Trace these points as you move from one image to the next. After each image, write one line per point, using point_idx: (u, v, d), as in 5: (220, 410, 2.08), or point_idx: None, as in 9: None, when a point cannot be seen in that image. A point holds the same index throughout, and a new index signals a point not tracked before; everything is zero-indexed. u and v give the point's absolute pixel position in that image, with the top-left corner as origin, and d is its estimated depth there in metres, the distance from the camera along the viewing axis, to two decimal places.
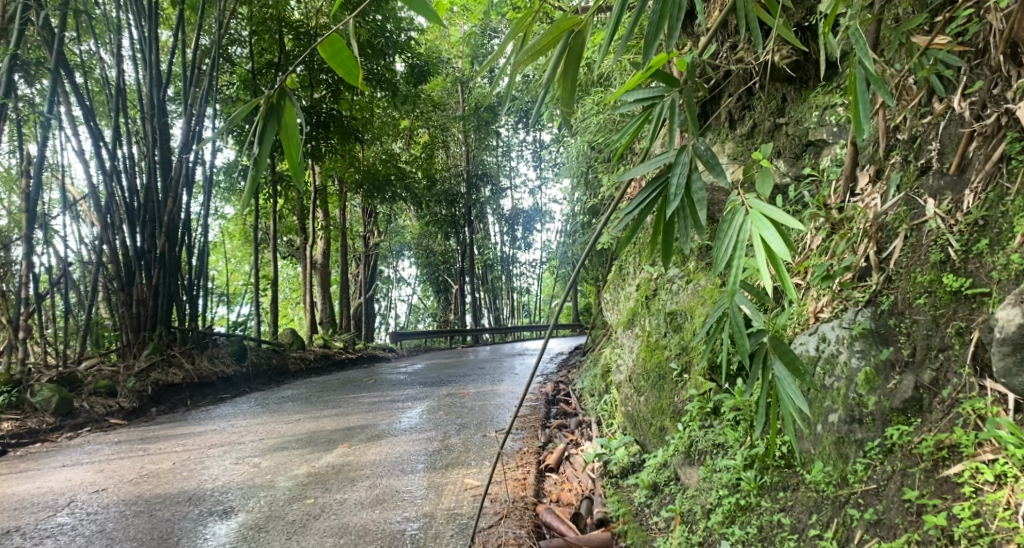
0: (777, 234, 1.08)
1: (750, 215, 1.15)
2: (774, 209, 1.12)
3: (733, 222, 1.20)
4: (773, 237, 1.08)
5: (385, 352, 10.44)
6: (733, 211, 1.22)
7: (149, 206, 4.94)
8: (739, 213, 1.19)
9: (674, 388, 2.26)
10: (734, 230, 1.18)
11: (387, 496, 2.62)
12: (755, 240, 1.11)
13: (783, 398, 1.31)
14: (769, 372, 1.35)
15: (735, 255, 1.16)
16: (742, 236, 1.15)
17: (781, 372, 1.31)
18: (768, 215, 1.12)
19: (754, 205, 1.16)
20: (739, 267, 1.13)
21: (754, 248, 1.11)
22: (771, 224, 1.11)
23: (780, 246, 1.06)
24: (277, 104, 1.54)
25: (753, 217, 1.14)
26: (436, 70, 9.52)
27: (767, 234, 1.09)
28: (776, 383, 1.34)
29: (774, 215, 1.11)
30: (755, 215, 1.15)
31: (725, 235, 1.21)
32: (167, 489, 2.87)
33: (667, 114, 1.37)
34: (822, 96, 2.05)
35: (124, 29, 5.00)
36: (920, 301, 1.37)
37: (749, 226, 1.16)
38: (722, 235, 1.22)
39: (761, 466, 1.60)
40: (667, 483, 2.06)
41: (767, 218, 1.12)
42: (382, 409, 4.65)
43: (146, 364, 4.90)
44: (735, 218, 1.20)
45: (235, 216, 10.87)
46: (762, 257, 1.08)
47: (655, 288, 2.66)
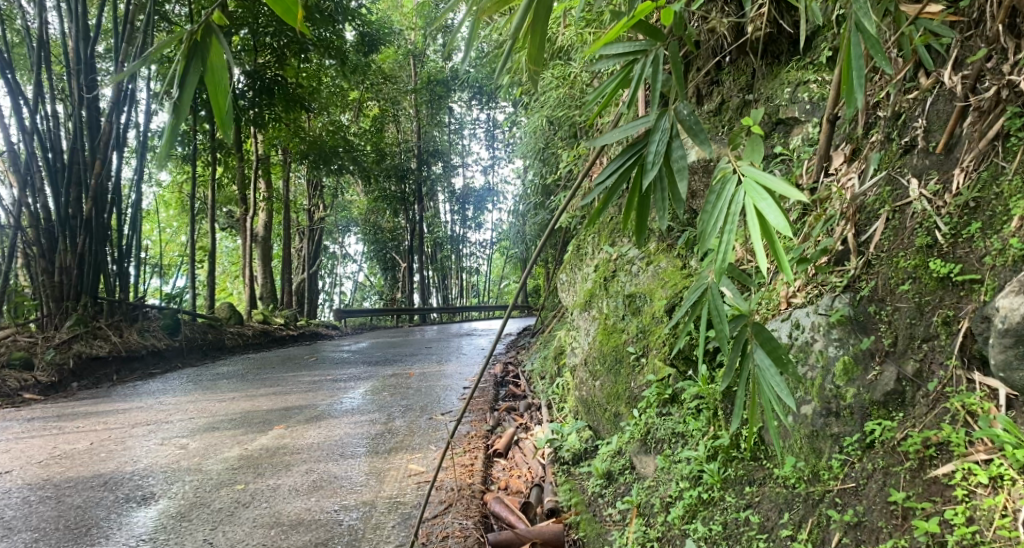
0: (776, 206, 0.95)
1: (743, 183, 1.03)
2: (770, 176, 1.00)
3: (723, 192, 1.07)
4: (770, 208, 0.96)
5: (328, 330, 10.09)
6: (723, 180, 1.09)
7: (74, 167, 4.47)
8: (730, 182, 1.07)
9: (631, 372, 2.15)
10: (725, 201, 1.05)
11: (324, 483, 2.44)
12: (748, 211, 0.99)
13: (763, 390, 1.20)
14: (749, 361, 1.24)
15: (724, 231, 1.03)
16: (733, 206, 1.02)
17: (762, 361, 1.20)
18: (764, 183, 0.99)
19: (747, 173, 1.04)
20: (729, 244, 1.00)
21: (747, 222, 0.98)
22: (766, 193, 0.99)
23: (779, 219, 0.93)
24: (202, 40, 1.26)
25: (746, 186, 1.02)
26: (388, 40, 9.09)
27: (763, 206, 0.97)
28: (756, 373, 1.22)
29: (773, 184, 0.99)
30: (748, 183, 1.02)
31: (712, 207, 1.08)
32: (80, 473, 2.59)
33: (650, 73, 1.20)
34: (795, 72, 1.94)
35: None
36: (904, 287, 1.28)
37: (743, 197, 1.03)
38: (709, 207, 1.09)
39: (724, 458, 1.52)
40: (622, 472, 1.97)
41: (760, 185, 1.00)
42: (323, 388, 4.42)
43: (68, 335, 4.48)
44: (725, 189, 1.07)
45: (171, 183, 10.19)
46: (756, 231, 0.96)
47: (614, 270, 2.55)
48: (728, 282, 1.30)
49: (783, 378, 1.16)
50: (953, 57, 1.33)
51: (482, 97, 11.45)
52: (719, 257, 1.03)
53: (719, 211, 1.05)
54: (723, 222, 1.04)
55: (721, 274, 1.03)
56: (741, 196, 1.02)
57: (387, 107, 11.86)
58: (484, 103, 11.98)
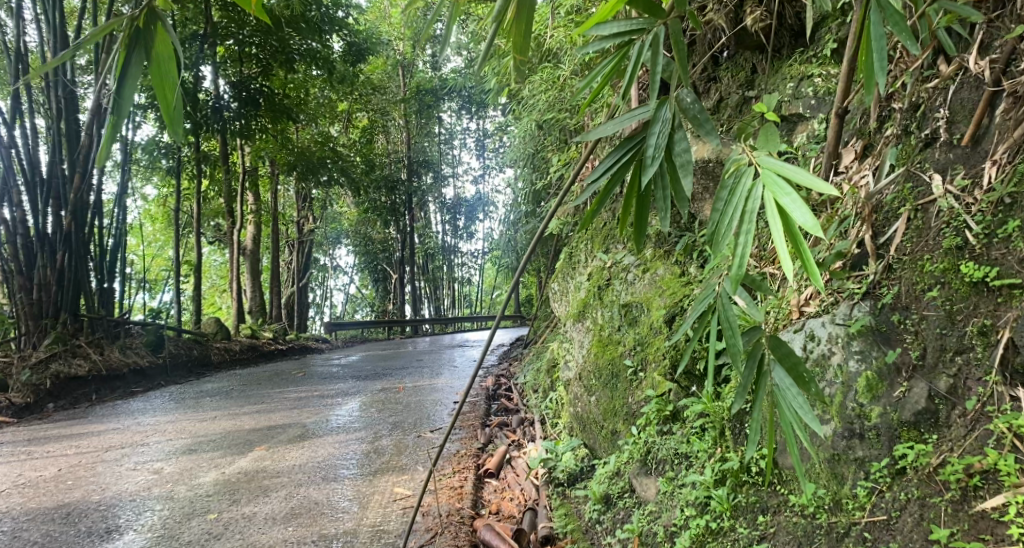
0: (802, 201, 0.81)
1: (761, 175, 0.90)
2: (792, 166, 0.87)
3: (738, 187, 0.94)
4: (794, 203, 0.82)
5: (318, 343, 9.92)
6: (738, 173, 0.95)
7: (51, 182, 4.29)
8: (747, 175, 0.93)
9: (628, 387, 2.03)
10: (741, 197, 0.92)
11: (305, 510, 2.28)
12: (768, 207, 0.85)
13: (784, 413, 1.04)
14: (765, 379, 1.09)
15: (741, 232, 0.89)
16: (751, 203, 0.89)
17: (780, 380, 1.06)
18: (785, 175, 0.86)
19: (766, 164, 0.90)
20: (747, 248, 0.87)
21: (767, 220, 0.84)
22: (789, 187, 0.85)
23: (806, 216, 0.80)
24: (145, 27, 1.13)
25: (765, 178, 0.88)
26: (376, 50, 8.96)
27: (786, 202, 0.83)
28: (774, 393, 1.07)
29: (797, 175, 0.85)
30: (767, 175, 0.89)
31: (725, 205, 0.95)
32: (45, 504, 2.41)
33: (648, 56, 1.07)
34: (798, 66, 1.84)
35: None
36: (931, 293, 1.17)
37: (761, 192, 0.90)
38: (722, 204, 0.96)
39: (734, 483, 1.41)
40: (621, 495, 1.83)
41: (781, 177, 0.87)
42: (309, 405, 4.26)
43: (45, 354, 4.27)
44: (739, 183, 0.94)
45: (156, 197, 9.99)
46: (779, 231, 0.83)
47: (608, 278, 2.42)
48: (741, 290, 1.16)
49: (806, 399, 1.01)
50: (978, 41, 1.22)
51: (473, 107, 11.36)
52: (733, 262, 0.90)
53: (734, 209, 0.92)
54: (738, 222, 0.91)
55: (737, 283, 0.89)
56: (759, 190, 0.88)
57: (375, 117, 11.73)
58: (474, 112, 11.88)
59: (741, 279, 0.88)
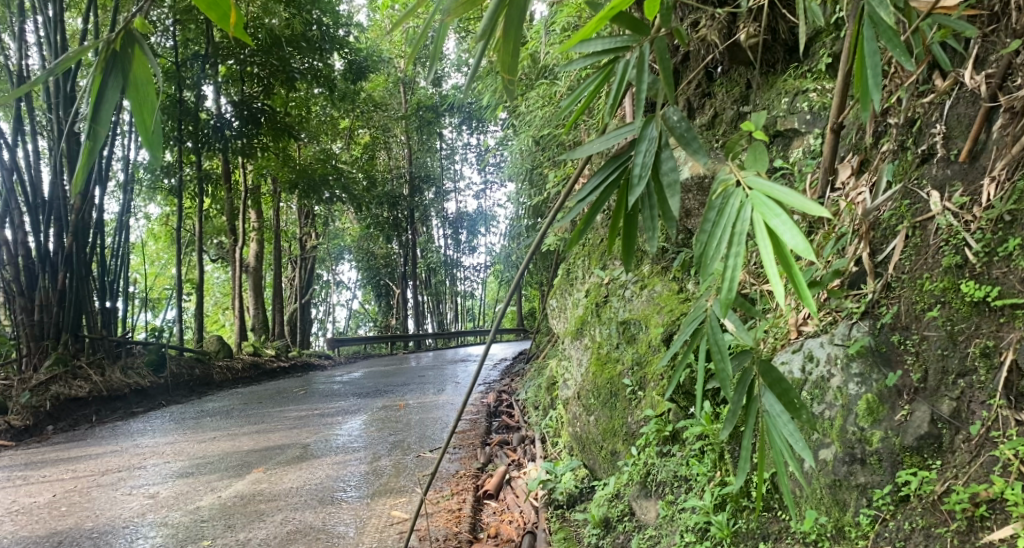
0: (793, 224, 0.77)
1: (750, 197, 0.84)
2: (782, 188, 0.82)
3: (726, 209, 0.88)
4: (785, 226, 0.77)
5: (321, 360, 9.87)
6: (725, 194, 0.90)
7: (53, 204, 4.28)
8: (735, 196, 0.87)
9: (628, 407, 2.01)
10: (728, 219, 0.87)
11: (301, 535, 2.24)
12: (758, 230, 0.80)
13: (774, 442, 0.97)
14: (755, 405, 1.03)
15: (729, 255, 0.84)
16: (739, 224, 0.83)
17: (771, 407, 0.99)
18: (775, 196, 0.81)
19: (754, 185, 0.85)
20: (736, 271, 0.81)
21: (757, 243, 0.79)
22: (780, 208, 0.80)
23: (797, 239, 0.74)
24: (122, 51, 1.14)
25: (754, 200, 0.83)
26: (377, 67, 9.00)
27: (776, 224, 0.78)
28: (765, 419, 1.01)
29: (787, 197, 0.80)
30: (756, 197, 0.84)
31: (713, 227, 0.89)
32: (37, 531, 2.38)
33: (634, 74, 1.04)
34: (793, 81, 1.83)
35: (30, 12, 4.30)
36: (931, 313, 1.14)
37: (750, 214, 0.84)
38: (709, 225, 0.90)
39: (734, 508, 1.39)
40: (620, 519, 1.80)
41: (771, 199, 0.82)
42: (310, 424, 4.22)
43: (46, 376, 4.23)
44: (727, 205, 0.88)
45: (159, 216, 10.01)
46: (769, 254, 0.78)
47: (606, 295, 2.39)
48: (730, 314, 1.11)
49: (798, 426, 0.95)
50: (973, 55, 1.20)
51: (474, 123, 11.39)
52: (722, 287, 0.84)
53: (722, 230, 0.86)
54: (727, 244, 0.85)
55: (727, 308, 0.84)
56: (748, 211, 0.83)
57: (377, 134, 11.76)
58: (474, 127, 11.90)
59: (731, 305, 0.83)
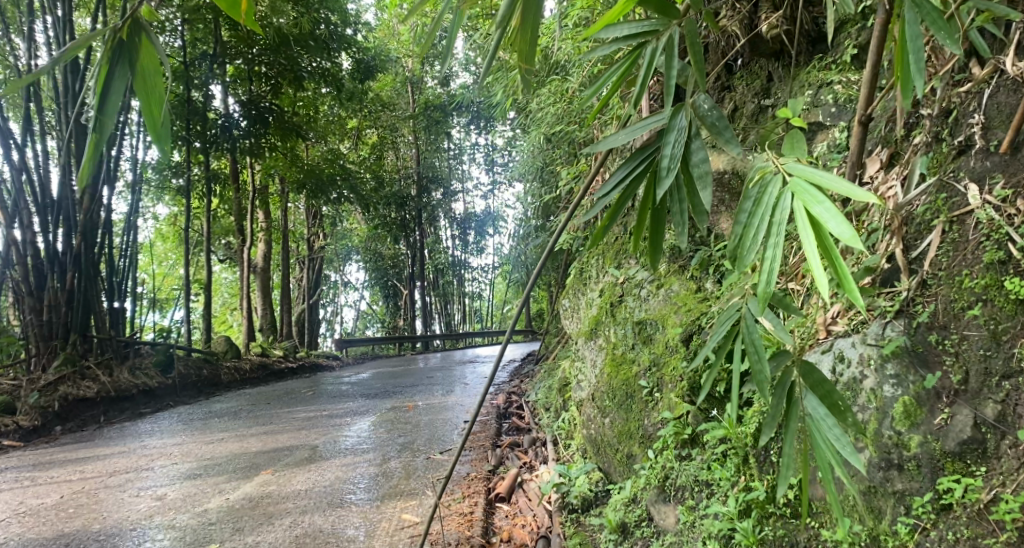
0: (837, 212, 0.72)
1: (790, 184, 0.80)
2: (826, 174, 0.77)
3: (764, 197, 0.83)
4: (829, 213, 0.73)
5: (329, 361, 9.84)
6: (762, 182, 0.85)
7: (61, 204, 4.26)
8: (774, 184, 0.83)
9: (644, 408, 1.96)
10: (765, 208, 0.82)
11: (309, 538, 2.20)
12: (798, 218, 0.75)
13: (817, 449, 0.92)
14: (796, 409, 0.97)
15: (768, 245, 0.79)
16: (778, 214, 0.78)
17: (813, 410, 0.94)
18: (818, 183, 0.77)
19: (795, 172, 0.80)
20: (774, 261, 0.77)
21: (798, 232, 0.74)
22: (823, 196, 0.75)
23: (843, 227, 0.70)
24: (129, 41, 1.11)
25: (794, 187, 0.78)
26: (384, 68, 8.97)
27: (819, 211, 0.74)
28: (806, 425, 0.95)
29: (831, 184, 0.76)
30: (797, 184, 0.79)
31: (749, 217, 0.83)
32: (44, 533, 2.35)
33: (661, 61, 1.00)
34: (816, 73, 1.79)
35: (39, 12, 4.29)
36: (972, 313, 1.08)
37: (791, 202, 0.79)
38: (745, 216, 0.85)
39: (759, 515, 1.35)
40: (637, 524, 1.75)
41: (814, 186, 0.78)
42: (319, 425, 4.19)
43: (55, 377, 4.22)
44: (765, 194, 0.83)
45: (168, 216, 10.02)
46: (811, 243, 0.73)
47: (621, 294, 2.34)
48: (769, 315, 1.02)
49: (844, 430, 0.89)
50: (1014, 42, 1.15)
51: (482, 123, 11.35)
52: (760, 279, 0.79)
53: (760, 219, 0.81)
54: (764, 235, 0.80)
55: (765, 302, 0.79)
56: (789, 198, 0.78)
57: (385, 135, 11.72)
58: (482, 127, 11.85)
59: (770, 298, 0.78)
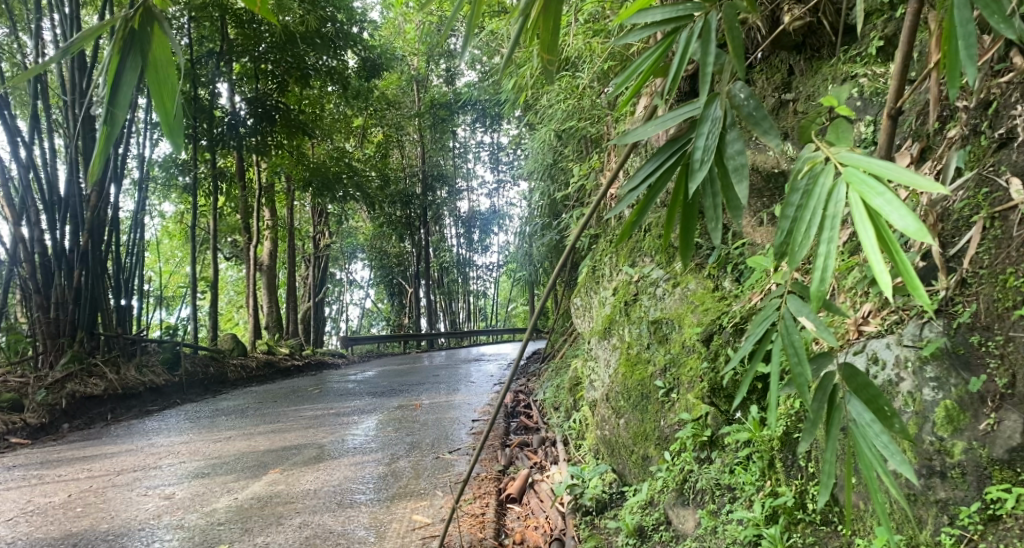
0: (898, 203, 0.66)
1: (843, 174, 0.73)
2: (884, 162, 0.71)
3: (812, 188, 0.77)
4: (890, 205, 0.66)
5: (335, 358, 9.83)
6: (812, 173, 0.78)
7: (69, 201, 4.25)
8: (825, 173, 0.76)
9: (660, 410, 1.92)
10: (815, 200, 0.76)
11: (319, 539, 2.17)
12: (855, 211, 0.69)
13: (862, 458, 0.87)
14: (840, 415, 0.92)
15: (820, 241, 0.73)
16: (831, 207, 0.72)
17: (857, 415, 0.89)
18: (876, 172, 0.70)
19: (847, 160, 0.74)
20: (829, 259, 0.71)
21: (856, 227, 0.68)
22: (881, 185, 0.69)
23: (909, 220, 0.64)
24: (140, 29, 1.07)
25: (847, 177, 0.72)
26: (390, 65, 8.92)
27: (879, 203, 0.67)
28: (850, 432, 0.90)
29: (892, 172, 0.69)
30: (851, 173, 0.73)
31: (798, 211, 0.77)
32: (51, 533, 2.32)
33: (695, 47, 0.95)
34: (840, 67, 1.75)
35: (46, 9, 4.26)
36: (1017, 313, 1.05)
37: (845, 194, 0.72)
38: (792, 209, 0.79)
39: (786, 522, 1.33)
40: (655, 528, 1.69)
41: (871, 176, 0.71)
42: (326, 424, 4.16)
43: (62, 374, 4.20)
44: (815, 185, 0.76)
45: (175, 214, 10.01)
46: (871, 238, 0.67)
47: (636, 293, 2.30)
48: (806, 311, 0.94)
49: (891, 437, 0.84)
50: None
51: (488, 121, 11.31)
52: (812, 279, 0.73)
53: (810, 213, 0.74)
54: (815, 229, 0.74)
55: (816, 304, 0.73)
56: (842, 190, 0.72)
57: (391, 133, 11.67)
58: (488, 126, 11.79)
59: (822, 300, 0.72)
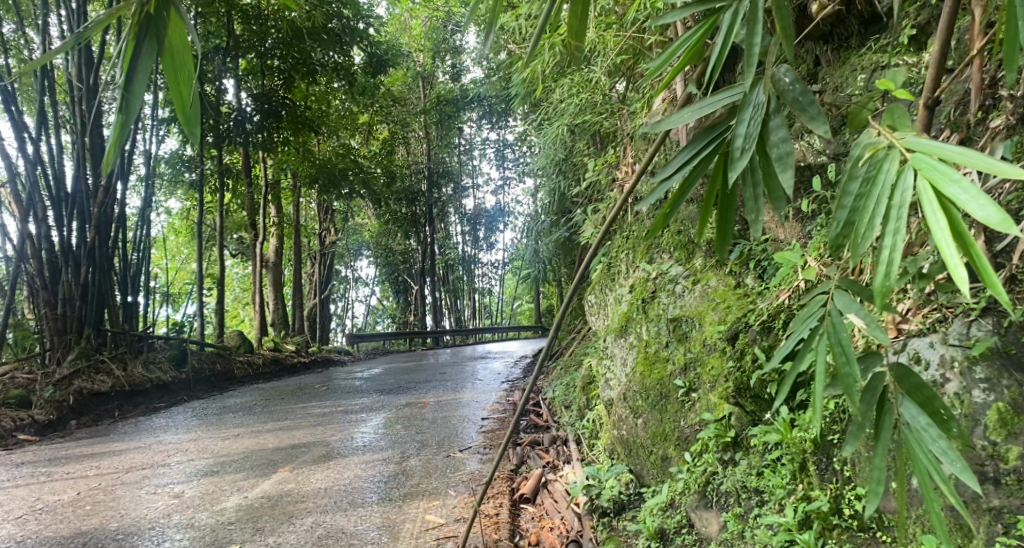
0: (978, 191, 0.62)
1: (910, 159, 0.70)
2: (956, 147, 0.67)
3: (874, 175, 0.73)
4: (967, 193, 0.63)
5: (341, 356, 9.79)
6: (873, 159, 0.75)
7: (76, 197, 4.23)
8: (889, 159, 0.73)
9: (679, 410, 1.87)
10: (878, 188, 0.72)
11: (331, 539, 2.13)
12: (926, 200, 0.66)
13: (916, 463, 0.82)
14: (890, 418, 0.87)
15: (885, 232, 0.69)
16: (898, 195, 0.69)
17: (911, 419, 0.84)
18: (948, 157, 0.67)
19: (915, 145, 0.71)
20: (897, 251, 0.67)
21: (929, 216, 0.65)
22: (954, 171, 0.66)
23: (990, 211, 0.60)
24: (156, 14, 1.03)
25: (916, 163, 0.69)
26: (396, 61, 8.87)
27: (954, 190, 0.64)
28: (903, 436, 0.85)
29: (966, 158, 0.66)
30: (920, 159, 0.69)
31: (859, 200, 0.74)
32: (61, 532, 2.29)
33: (738, 30, 0.91)
34: (870, 56, 1.68)
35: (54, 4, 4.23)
36: None
37: (913, 181, 0.69)
38: (851, 198, 0.75)
39: (820, 527, 1.29)
40: (677, 531, 1.64)
41: (941, 161, 0.68)
42: (334, 422, 4.12)
43: (69, 371, 4.17)
44: (878, 172, 0.73)
45: (181, 210, 9.99)
46: (944, 229, 0.63)
47: (653, 290, 2.24)
48: (855, 308, 0.90)
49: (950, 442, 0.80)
50: None
51: (494, 117, 11.24)
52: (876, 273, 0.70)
53: (875, 202, 0.71)
54: (879, 219, 0.70)
55: (880, 301, 0.69)
56: (910, 177, 0.69)
57: (397, 129, 11.61)
58: (494, 122, 11.73)
59: (887, 296, 0.68)
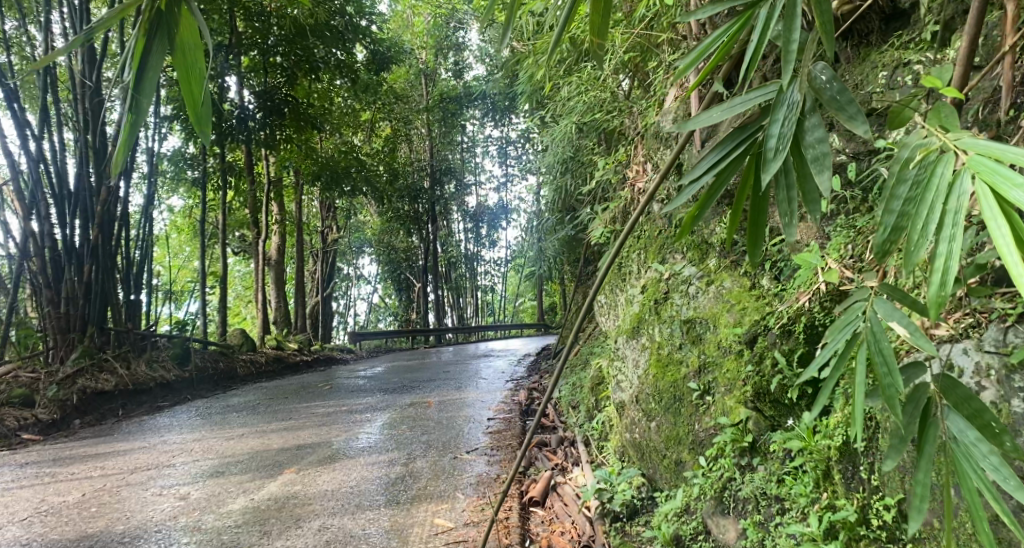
0: None
1: (968, 163, 0.70)
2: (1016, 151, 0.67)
3: (927, 178, 0.73)
4: None
5: (343, 354, 9.75)
6: (925, 161, 0.74)
7: (79, 195, 4.19)
8: (944, 162, 0.73)
9: (693, 413, 1.83)
10: (932, 192, 0.72)
11: (338, 543, 2.10)
12: (987, 206, 0.66)
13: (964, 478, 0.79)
14: (933, 431, 0.84)
15: (941, 238, 0.69)
16: (955, 201, 0.68)
17: (959, 433, 0.81)
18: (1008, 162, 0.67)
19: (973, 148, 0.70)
20: (954, 256, 0.67)
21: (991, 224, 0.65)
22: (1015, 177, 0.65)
23: None
24: (167, 10, 0.99)
25: (975, 167, 0.69)
26: (399, 58, 8.81)
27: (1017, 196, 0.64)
28: (949, 449, 0.82)
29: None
30: (978, 163, 0.69)
31: (909, 204, 0.74)
32: (67, 534, 2.27)
33: (772, 28, 0.87)
34: (892, 54, 1.65)
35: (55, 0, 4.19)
36: None
37: (970, 185, 0.69)
38: (901, 202, 0.75)
39: (847, 538, 1.27)
40: (692, 537, 1.61)
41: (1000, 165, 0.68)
42: (339, 422, 4.10)
43: (72, 370, 4.15)
44: (930, 174, 0.73)
45: (183, 208, 9.96)
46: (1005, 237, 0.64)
47: (666, 291, 2.21)
48: (898, 316, 0.87)
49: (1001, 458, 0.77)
50: None
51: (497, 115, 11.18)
52: (931, 279, 0.70)
53: (928, 207, 0.71)
54: (933, 223, 0.70)
55: (935, 309, 0.70)
56: (968, 181, 0.68)
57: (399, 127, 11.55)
58: (498, 120, 11.68)
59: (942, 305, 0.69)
